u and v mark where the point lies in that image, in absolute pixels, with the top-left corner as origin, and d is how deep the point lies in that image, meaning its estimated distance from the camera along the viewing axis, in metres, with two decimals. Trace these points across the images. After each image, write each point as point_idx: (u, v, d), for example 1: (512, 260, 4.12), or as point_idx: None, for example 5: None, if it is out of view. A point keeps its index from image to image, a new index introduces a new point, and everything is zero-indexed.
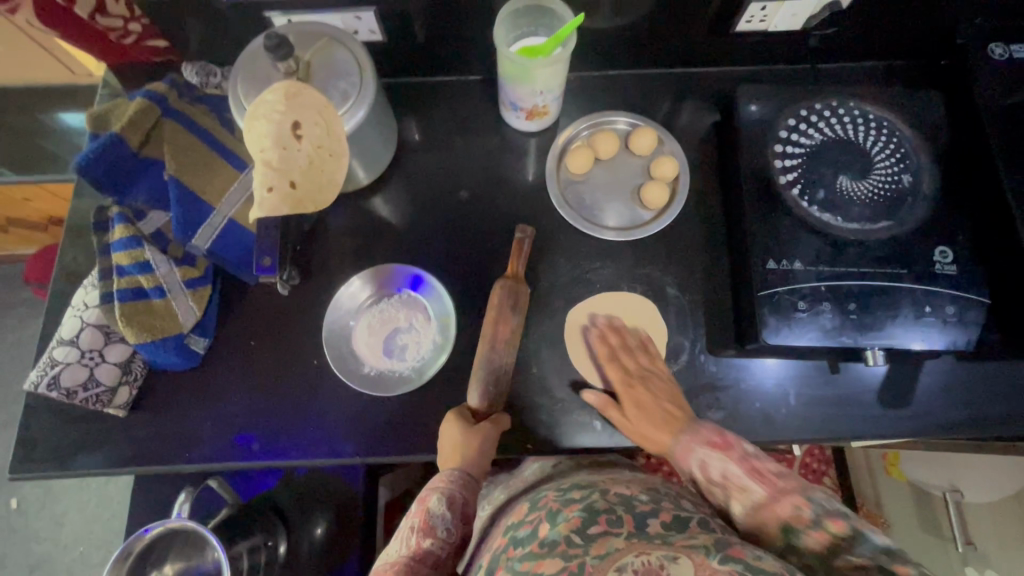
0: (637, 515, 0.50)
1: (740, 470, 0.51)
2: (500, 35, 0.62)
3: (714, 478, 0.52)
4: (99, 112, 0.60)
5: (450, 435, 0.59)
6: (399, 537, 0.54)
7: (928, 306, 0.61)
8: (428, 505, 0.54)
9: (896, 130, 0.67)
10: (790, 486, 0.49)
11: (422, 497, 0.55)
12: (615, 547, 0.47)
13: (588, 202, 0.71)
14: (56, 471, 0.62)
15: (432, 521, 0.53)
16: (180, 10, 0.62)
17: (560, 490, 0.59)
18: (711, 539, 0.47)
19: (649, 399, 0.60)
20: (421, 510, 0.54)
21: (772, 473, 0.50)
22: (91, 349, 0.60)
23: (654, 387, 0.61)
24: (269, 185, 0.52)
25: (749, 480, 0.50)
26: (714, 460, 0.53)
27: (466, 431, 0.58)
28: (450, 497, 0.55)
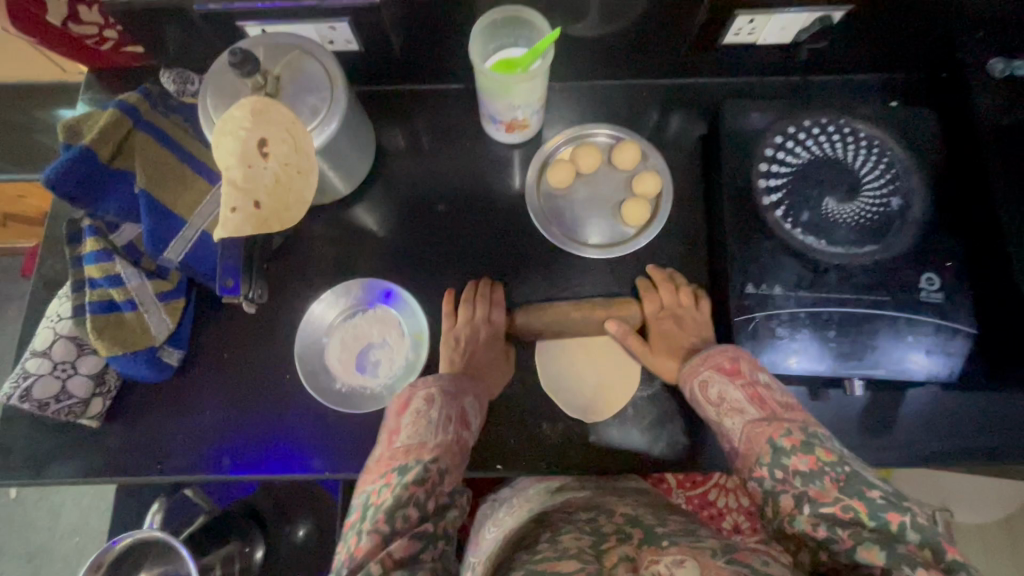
0: (646, 528, 0.54)
1: (740, 395, 0.55)
2: (476, 48, 0.61)
3: (712, 397, 0.56)
4: (71, 122, 0.59)
5: (484, 348, 0.64)
6: (426, 416, 0.54)
7: (911, 335, 0.59)
8: (466, 403, 0.57)
9: (887, 149, 0.65)
10: (789, 420, 0.52)
11: (454, 393, 0.57)
12: (627, 555, 0.49)
13: (567, 217, 0.70)
14: (30, 479, 0.63)
15: (468, 417, 0.57)
16: (155, 22, 0.61)
17: (567, 512, 0.60)
18: (720, 544, 0.49)
19: (676, 333, 0.63)
20: (457, 404, 0.56)
21: (776, 403, 0.54)
22: (64, 361, 0.61)
23: (684, 321, 0.64)
24: (233, 205, 0.50)
25: (747, 403, 0.54)
26: (716, 379, 0.56)
27: (496, 344, 0.65)
28: (475, 401, 0.59)
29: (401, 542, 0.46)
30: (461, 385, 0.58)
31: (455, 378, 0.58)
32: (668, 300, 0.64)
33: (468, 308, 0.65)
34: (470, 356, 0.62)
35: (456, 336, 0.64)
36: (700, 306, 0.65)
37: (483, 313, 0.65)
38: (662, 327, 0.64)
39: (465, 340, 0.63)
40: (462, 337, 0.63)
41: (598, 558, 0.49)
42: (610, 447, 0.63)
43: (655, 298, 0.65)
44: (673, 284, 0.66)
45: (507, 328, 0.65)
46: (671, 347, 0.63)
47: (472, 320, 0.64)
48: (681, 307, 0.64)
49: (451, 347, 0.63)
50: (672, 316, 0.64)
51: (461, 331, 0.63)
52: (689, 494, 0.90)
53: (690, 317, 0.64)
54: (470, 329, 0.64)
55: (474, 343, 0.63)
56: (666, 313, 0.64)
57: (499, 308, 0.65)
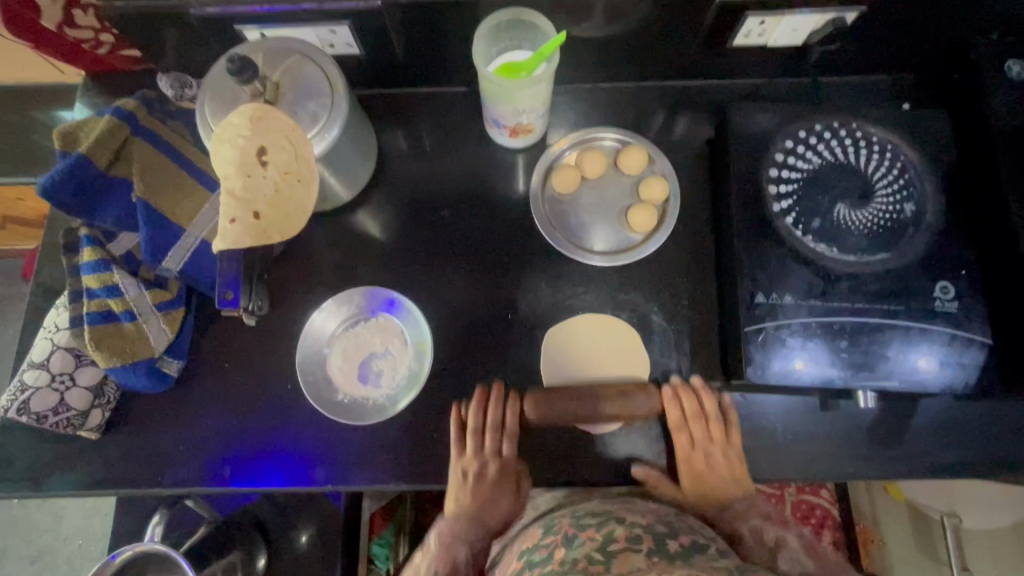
0: (656, 536, 0.53)
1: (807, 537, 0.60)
2: (479, 53, 0.60)
3: (766, 541, 0.59)
4: (67, 129, 0.57)
5: (492, 484, 0.62)
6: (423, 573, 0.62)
7: (924, 344, 0.58)
8: (459, 553, 0.62)
9: (900, 154, 0.63)
10: (839, 566, 0.56)
11: (449, 542, 0.62)
12: (637, 566, 0.48)
13: (573, 224, 0.69)
14: (29, 491, 0.62)
15: (455, 575, 0.61)
16: (151, 26, 0.60)
17: (573, 517, 0.59)
18: (734, 562, 0.49)
19: (705, 474, 0.61)
20: (448, 556, 0.61)
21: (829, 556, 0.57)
22: (62, 373, 0.60)
23: (715, 460, 0.61)
24: (232, 216, 0.49)
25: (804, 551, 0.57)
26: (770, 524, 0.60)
27: (506, 480, 0.62)
28: (471, 546, 0.63)
29: None
30: (456, 530, 0.62)
31: (453, 525, 0.62)
32: (699, 438, 0.60)
33: (478, 443, 0.61)
34: (475, 495, 0.61)
35: (465, 468, 0.61)
36: (735, 448, 0.61)
37: (493, 443, 0.61)
38: (692, 464, 0.61)
39: (472, 476, 0.61)
40: (471, 473, 0.61)
41: (606, 568, 0.48)
42: (617, 458, 0.62)
43: (686, 434, 0.61)
44: (706, 419, 0.61)
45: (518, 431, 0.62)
46: (698, 487, 0.61)
47: (482, 454, 0.61)
48: (711, 445, 0.60)
49: (458, 483, 0.61)
50: (702, 456, 0.60)
51: (470, 464, 0.61)
52: None
53: (722, 458, 0.61)
54: (478, 465, 0.61)
55: (484, 482, 0.61)
56: (697, 451, 0.61)
57: (511, 435, 0.62)
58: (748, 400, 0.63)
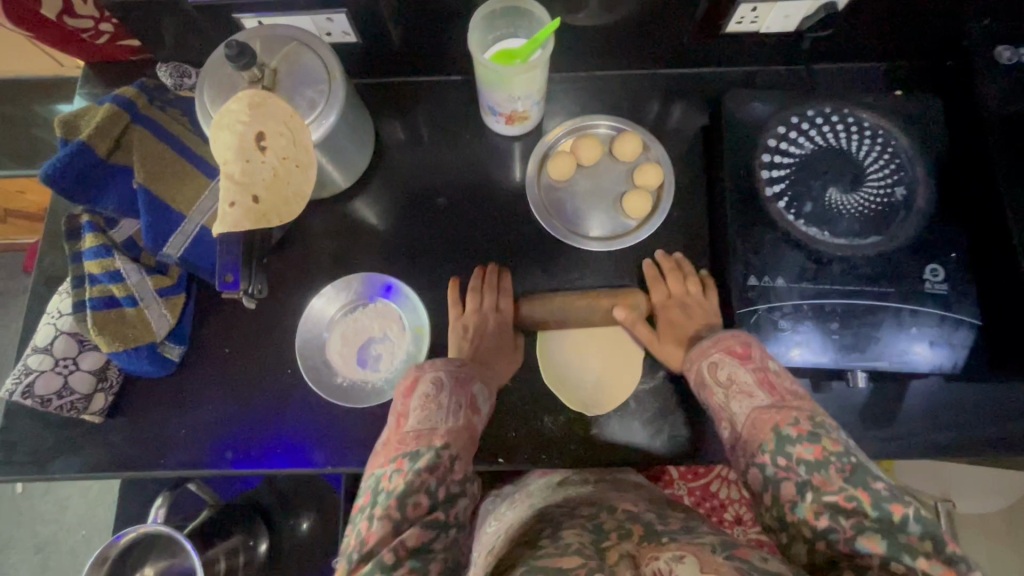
0: (646, 526, 0.54)
1: (751, 378, 0.54)
2: (475, 40, 0.60)
3: (721, 378, 0.55)
4: (69, 117, 0.58)
5: (492, 336, 0.64)
6: (435, 404, 0.54)
7: (914, 326, 0.59)
8: (473, 387, 0.57)
9: (891, 139, 0.64)
10: (798, 407, 0.51)
11: (461, 378, 0.57)
12: (628, 554, 0.49)
13: (568, 210, 0.70)
14: (34, 474, 0.63)
15: (477, 405, 0.57)
16: (150, 15, 0.60)
17: (566, 507, 0.60)
18: (719, 539, 0.50)
19: (683, 321, 0.63)
20: (467, 391, 0.56)
21: (783, 388, 0.53)
22: (65, 357, 0.61)
23: (690, 308, 0.63)
24: (231, 199, 0.50)
25: (757, 387, 0.53)
26: (726, 363, 0.55)
27: (505, 335, 0.65)
28: (483, 387, 0.59)
29: (414, 531, 0.46)
30: (470, 376, 0.58)
31: (461, 364, 0.58)
32: (677, 289, 0.64)
33: (476, 298, 0.65)
34: (478, 346, 0.62)
35: (465, 326, 0.64)
36: (711, 298, 0.64)
37: (491, 296, 0.65)
38: (670, 315, 0.63)
39: (472, 328, 0.63)
40: (472, 326, 0.63)
41: (596, 554, 0.50)
42: (611, 441, 0.63)
43: (663, 285, 0.65)
44: (684, 276, 0.65)
45: (512, 315, 0.65)
46: (671, 333, 0.63)
47: (480, 308, 0.64)
48: (690, 296, 0.64)
49: (459, 335, 0.63)
50: (681, 306, 0.63)
51: (470, 319, 0.64)
52: (691, 485, 0.91)
53: (701, 309, 0.64)
54: (478, 318, 0.64)
55: (483, 331, 0.64)
56: (675, 302, 0.64)
57: (506, 296, 0.66)
58: None
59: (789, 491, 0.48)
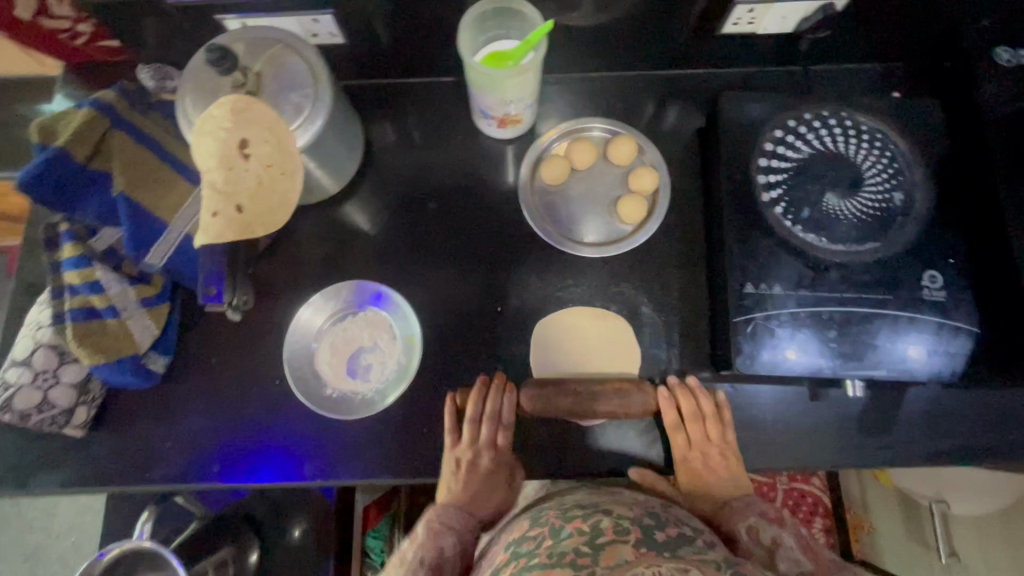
0: (643, 527, 0.53)
1: (796, 543, 0.53)
2: (465, 41, 0.58)
3: (762, 539, 0.54)
4: (46, 121, 0.56)
5: (486, 475, 0.60)
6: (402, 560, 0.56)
7: (912, 333, 0.58)
8: (444, 541, 0.57)
9: (889, 143, 0.63)
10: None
11: (437, 530, 0.57)
12: (624, 559, 0.48)
13: (562, 215, 0.68)
14: (15, 490, 0.61)
15: (443, 566, 0.56)
16: (129, 15, 0.58)
17: (561, 509, 0.59)
18: (720, 555, 0.49)
19: (700, 475, 0.60)
20: (434, 546, 0.56)
21: (827, 554, 0.53)
22: (45, 370, 0.59)
23: (710, 459, 0.60)
24: (214, 209, 0.48)
25: (803, 551, 0.52)
26: (769, 523, 0.55)
27: (499, 473, 0.60)
28: (459, 540, 0.58)
29: None
30: (446, 523, 0.58)
31: (442, 519, 0.58)
32: (696, 439, 0.60)
33: (474, 425, 0.60)
34: (469, 485, 0.59)
35: (458, 457, 0.60)
36: (730, 449, 0.60)
37: (489, 432, 0.60)
38: (687, 464, 0.60)
39: (466, 465, 0.60)
40: (464, 463, 0.59)
41: (593, 561, 0.48)
42: (607, 450, 0.62)
43: (683, 432, 0.60)
44: (703, 418, 0.60)
45: (510, 446, 0.61)
46: (691, 477, 0.60)
47: (477, 443, 0.60)
48: (708, 444, 0.60)
49: (451, 472, 0.60)
50: (698, 458, 0.60)
51: (464, 453, 0.60)
52: None
53: (718, 454, 0.60)
54: (472, 455, 0.60)
55: (476, 471, 0.60)
56: (693, 452, 0.60)
57: (507, 424, 0.61)
58: (739, 391, 0.63)
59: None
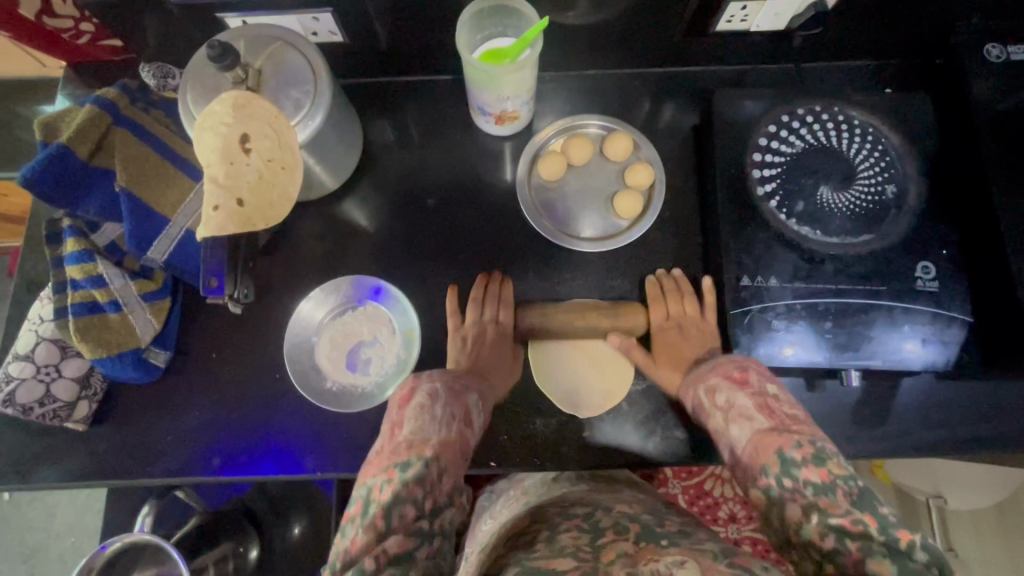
0: (645, 525, 0.54)
1: (751, 403, 0.52)
2: (463, 38, 0.59)
3: (719, 403, 0.54)
4: (49, 119, 0.57)
5: (492, 346, 0.62)
6: (430, 411, 0.51)
7: (906, 325, 0.59)
8: (467, 398, 0.55)
9: (882, 137, 0.64)
10: (797, 430, 0.50)
11: (457, 388, 0.55)
12: (625, 552, 0.49)
13: (559, 210, 0.69)
14: (17, 484, 0.62)
15: (472, 416, 0.54)
16: (131, 15, 0.59)
17: (561, 508, 0.59)
18: (718, 546, 0.50)
19: (680, 343, 0.62)
20: (461, 402, 0.54)
21: (783, 411, 0.51)
22: (47, 365, 0.60)
23: (688, 329, 0.63)
24: (215, 202, 0.49)
25: (756, 411, 0.52)
26: (723, 389, 0.54)
27: (505, 344, 0.63)
28: (479, 400, 0.56)
29: (396, 537, 0.45)
30: (464, 383, 0.56)
31: (457, 376, 0.56)
32: (674, 309, 0.63)
33: (476, 309, 0.64)
34: (475, 354, 0.61)
35: (465, 334, 0.63)
36: (710, 322, 0.63)
37: (492, 310, 0.64)
38: (664, 339, 0.63)
39: (472, 338, 0.62)
40: (470, 336, 0.62)
41: (594, 556, 0.49)
42: (605, 443, 0.63)
43: (662, 304, 0.64)
44: (681, 293, 0.64)
45: (513, 325, 0.64)
46: (670, 355, 0.62)
47: (480, 318, 0.63)
48: (688, 314, 0.63)
49: (458, 345, 0.62)
50: (678, 328, 0.63)
51: (469, 329, 0.63)
52: (685, 484, 0.92)
53: (696, 327, 0.63)
54: (477, 329, 0.63)
55: (483, 343, 0.62)
56: (672, 322, 0.63)
57: (506, 305, 0.64)
58: None
59: (794, 513, 0.46)
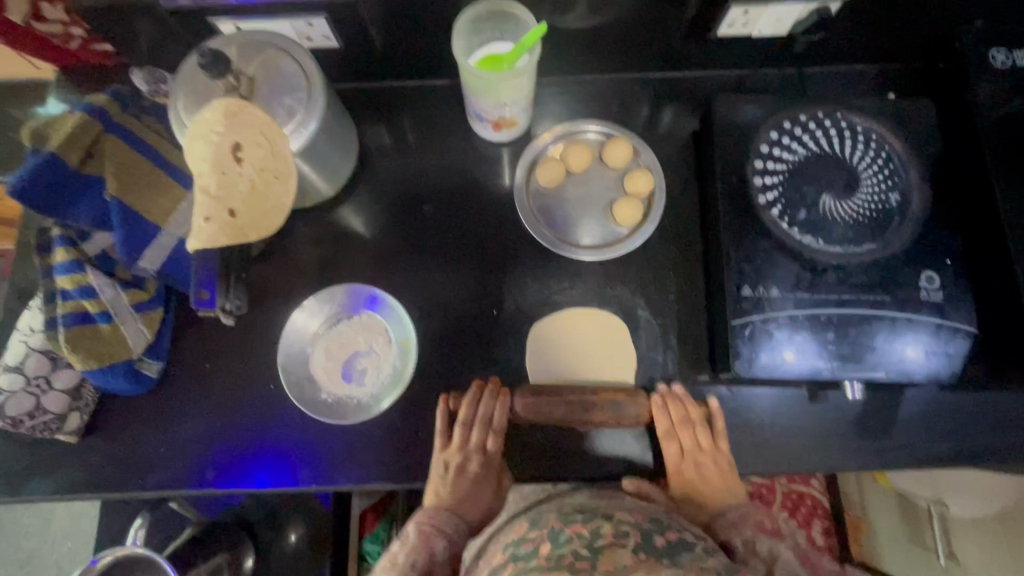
0: (644, 532, 0.52)
1: (800, 558, 0.51)
2: (460, 44, 0.58)
3: (761, 550, 0.52)
4: (38, 126, 0.55)
5: (473, 480, 0.60)
6: (388, 574, 0.55)
7: (910, 335, 0.58)
8: (436, 542, 0.57)
9: (885, 144, 0.63)
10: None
11: (428, 530, 0.57)
12: (624, 564, 0.48)
13: (558, 218, 0.68)
14: (7, 497, 0.61)
15: (433, 568, 0.55)
16: (122, 19, 0.58)
17: (561, 511, 0.58)
18: (720, 563, 0.49)
19: (692, 481, 0.60)
20: (429, 548, 0.56)
21: (827, 569, 0.52)
22: (37, 376, 0.59)
23: (701, 469, 0.60)
24: (206, 214, 0.48)
25: (811, 570, 0.51)
26: (766, 538, 0.53)
27: (488, 477, 0.60)
28: (451, 540, 0.58)
29: None
30: (438, 517, 0.58)
31: (435, 520, 0.58)
32: (687, 446, 0.60)
33: (464, 433, 0.60)
34: (456, 490, 0.59)
35: (447, 462, 0.59)
36: (721, 449, 0.60)
37: (480, 437, 0.60)
38: (681, 473, 0.60)
39: (455, 467, 0.59)
40: (452, 465, 0.59)
41: (593, 564, 0.48)
42: (604, 454, 0.62)
43: (675, 443, 0.60)
44: (693, 425, 0.60)
45: (499, 454, 0.61)
46: (678, 494, 0.60)
47: (467, 446, 0.59)
48: (701, 455, 0.60)
49: (441, 475, 0.59)
50: (690, 461, 0.60)
51: (452, 457, 0.59)
52: None
53: (709, 466, 0.60)
54: (461, 459, 0.59)
55: (465, 475, 0.59)
56: (686, 460, 0.60)
57: (497, 428, 0.60)
58: (736, 393, 0.63)
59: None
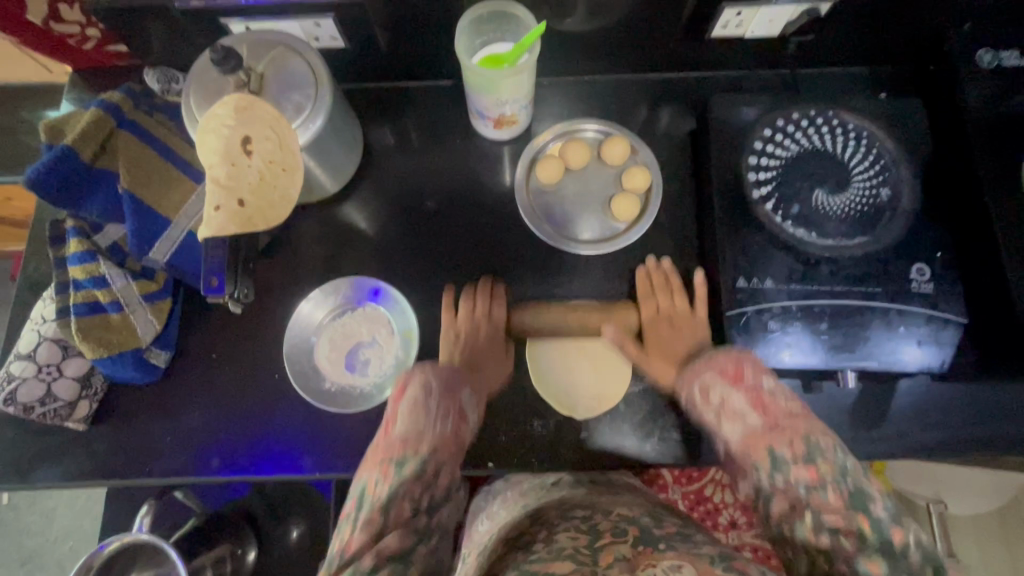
0: (644, 528, 0.54)
1: (743, 401, 0.54)
2: (463, 44, 0.60)
3: (712, 401, 0.55)
4: (54, 121, 0.57)
5: (485, 345, 0.63)
6: (423, 410, 0.53)
7: (901, 327, 0.59)
8: (462, 396, 0.56)
9: (876, 141, 0.64)
10: (792, 430, 0.51)
11: (449, 383, 0.56)
12: (622, 555, 0.49)
13: (557, 213, 0.70)
14: (16, 484, 0.62)
15: (465, 410, 0.56)
16: (136, 20, 0.60)
17: (561, 510, 0.59)
18: (717, 552, 0.49)
19: (671, 338, 0.63)
20: (455, 399, 0.55)
21: (778, 410, 0.52)
22: (48, 364, 0.60)
23: (680, 326, 0.64)
24: (217, 203, 0.50)
25: (749, 410, 0.53)
26: (717, 385, 0.55)
27: (496, 343, 0.64)
28: (472, 389, 0.58)
29: (391, 537, 0.45)
30: (458, 378, 0.57)
31: (451, 371, 0.57)
32: (666, 305, 0.65)
33: (469, 303, 0.66)
34: (469, 349, 0.63)
35: (456, 330, 0.64)
36: (701, 312, 0.65)
37: (482, 305, 0.65)
38: (659, 334, 0.64)
39: (463, 334, 0.64)
40: (462, 331, 0.64)
41: (594, 560, 0.48)
42: (603, 445, 0.63)
43: (655, 303, 0.65)
44: (672, 290, 0.65)
45: (504, 321, 0.65)
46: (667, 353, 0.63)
47: (472, 314, 0.65)
48: (683, 314, 0.64)
49: (450, 341, 0.63)
50: (666, 320, 0.64)
51: (461, 326, 0.64)
52: (684, 489, 0.92)
53: (689, 323, 0.64)
54: (471, 323, 0.64)
55: (476, 337, 0.63)
56: (665, 318, 0.64)
57: (498, 301, 0.66)
58: None
59: (780, 507, 0.49)
